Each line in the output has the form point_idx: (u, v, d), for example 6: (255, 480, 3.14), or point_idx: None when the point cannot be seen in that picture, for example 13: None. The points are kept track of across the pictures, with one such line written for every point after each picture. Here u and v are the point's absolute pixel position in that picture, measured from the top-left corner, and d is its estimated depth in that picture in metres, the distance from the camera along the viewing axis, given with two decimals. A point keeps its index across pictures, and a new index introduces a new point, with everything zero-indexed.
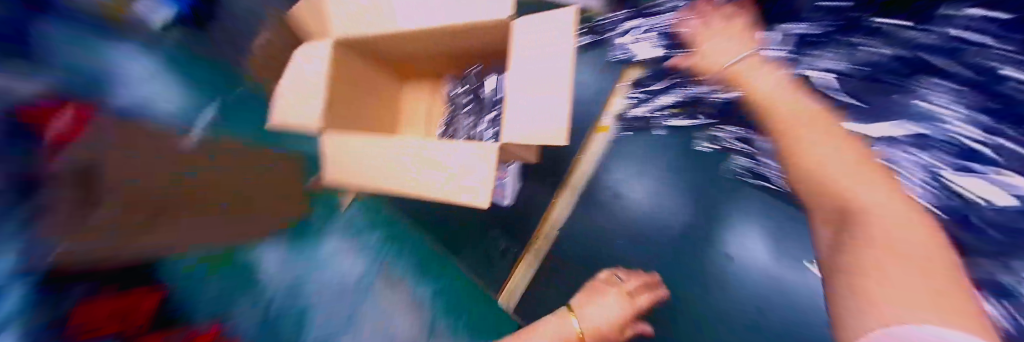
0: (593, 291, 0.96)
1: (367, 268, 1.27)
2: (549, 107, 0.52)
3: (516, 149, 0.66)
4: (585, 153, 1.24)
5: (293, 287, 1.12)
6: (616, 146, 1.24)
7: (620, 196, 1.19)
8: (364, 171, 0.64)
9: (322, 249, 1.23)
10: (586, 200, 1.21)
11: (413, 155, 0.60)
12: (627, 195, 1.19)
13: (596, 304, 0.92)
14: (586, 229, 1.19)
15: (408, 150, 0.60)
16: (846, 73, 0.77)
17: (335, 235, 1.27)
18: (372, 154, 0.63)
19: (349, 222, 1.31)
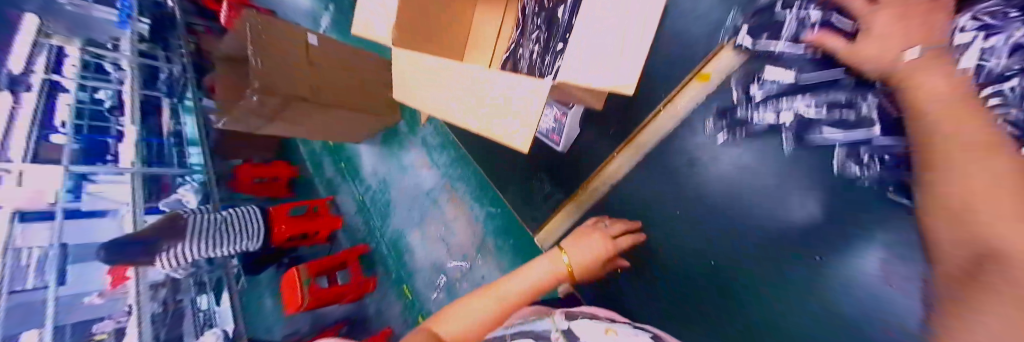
0: (582, 231, 0.60)
1: (434, 188, 1.54)
2: (616, 65, 0.41)
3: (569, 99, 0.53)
4: (673, 99, 0.63)
5: (384, 184, 1.71)
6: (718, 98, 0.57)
7: (697, 167, 0.58)
8: (433, 96, 0.55)
9: (402, 161, 1.66)
10: (649, 170, 0.65)
11: (476, 83, 0.45)
12: (710, 172, 0.56)
13: (578, 249, 0.55)
14: (628, 191, 0.69)
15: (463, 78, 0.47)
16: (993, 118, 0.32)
17: (411, 150, 1.63)
18: (443, 83, 0.51)
19: (425, 137, 1.60)
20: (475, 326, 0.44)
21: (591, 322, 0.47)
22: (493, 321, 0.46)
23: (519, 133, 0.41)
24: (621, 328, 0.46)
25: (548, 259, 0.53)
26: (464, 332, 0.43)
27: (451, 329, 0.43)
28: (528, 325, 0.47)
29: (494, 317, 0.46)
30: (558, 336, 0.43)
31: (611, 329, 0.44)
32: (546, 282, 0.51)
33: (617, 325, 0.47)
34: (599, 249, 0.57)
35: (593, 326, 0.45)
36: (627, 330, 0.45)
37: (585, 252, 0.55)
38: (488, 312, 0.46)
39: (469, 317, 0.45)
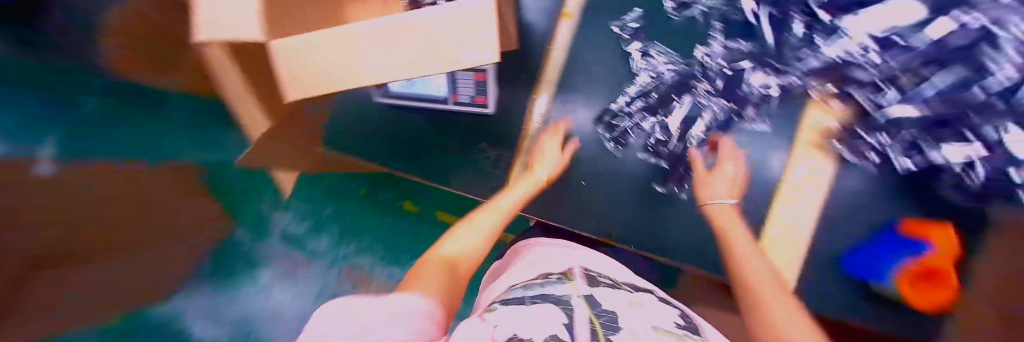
0: (538, 141, 0.53)
1: (330, 273, 0.47)
2: None
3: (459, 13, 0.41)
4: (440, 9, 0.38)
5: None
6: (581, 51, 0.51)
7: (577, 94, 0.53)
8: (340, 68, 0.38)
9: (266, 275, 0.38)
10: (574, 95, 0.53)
11: (430, 39, 0.37)
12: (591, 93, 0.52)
13: (544, 163, 0.51)
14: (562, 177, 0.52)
15: (372, 43, 0.36)
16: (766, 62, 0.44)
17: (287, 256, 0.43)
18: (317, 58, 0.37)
19: (292, 230, 0.46)
20: (472, 250, 0.41)
21: (609, 290, 0.38)
22: (492, 234, 0.44)
23: (475, 47, 0.38)
24: (644, 298, 0.38)
25: (526, 181, 0.51)
26: (469, 252, 0.41)
27: (454, 248, 0.40)
28: (547, 287, 0.38)
29: (485, 242, 0.43)
30: (581, 302, 0.35)
31: (638, 301, 0.36)
32: (519, 204, 0.49)
33: (637, 293, 0.39)
34: (557, 159, 0.51)
35: (615, 297, 0.37)
36: (660, 308, 0.36)
37: (553, 160, 0.51)
38: (489, 228, 0.44)
39: (472, 237, 0.42)
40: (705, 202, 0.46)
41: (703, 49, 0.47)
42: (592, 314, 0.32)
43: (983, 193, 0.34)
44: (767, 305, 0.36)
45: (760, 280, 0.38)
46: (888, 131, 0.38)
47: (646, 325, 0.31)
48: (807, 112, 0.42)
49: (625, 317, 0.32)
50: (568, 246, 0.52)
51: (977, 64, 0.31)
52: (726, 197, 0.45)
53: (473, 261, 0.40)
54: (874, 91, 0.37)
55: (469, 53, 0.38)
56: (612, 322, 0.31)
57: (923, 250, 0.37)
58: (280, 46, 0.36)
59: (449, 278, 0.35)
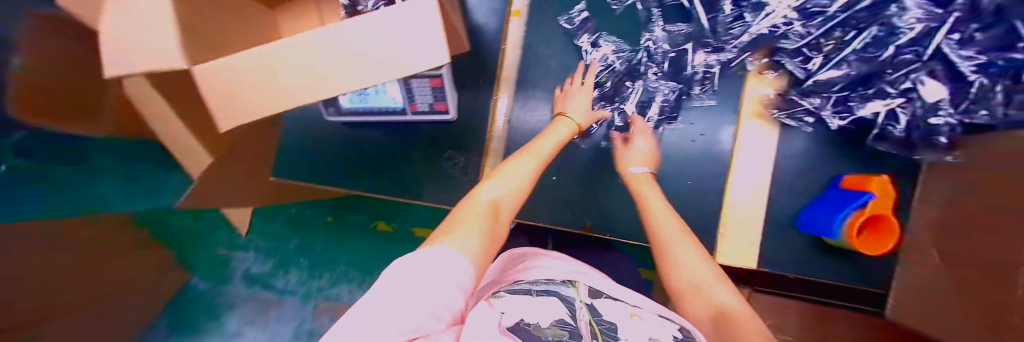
0: (563, 95, 0.49)
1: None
2: None
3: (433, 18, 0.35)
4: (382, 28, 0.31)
5: None
6: (546, 47, 0.52)
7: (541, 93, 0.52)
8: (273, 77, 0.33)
9: (232, 323, 0.79)
10: (531, 94, 0.52)
11: (369, 48, 0.33)
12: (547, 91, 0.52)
13: (573, 109, 0.46)
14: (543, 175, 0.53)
15: (324, 53, 0.32)
16: (713, 45, 0.45)
17: (262, 297, 0.85)
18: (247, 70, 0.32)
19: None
20: (514, 200, 0.35)
21: (610, 301, 0.35)
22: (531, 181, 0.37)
23: (422, 51, 0.32)
24: (648, 312, 0.33)
25: (559, 125, 0.44)
26: (508, 199, 0.34)
27: (498, 190, 0.34)
28: (552, 286, 0.35)
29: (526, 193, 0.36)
30: (583, 308, 0.32)
31: (637, 312, 0.32)
32: (560, 147, 0.41)
33: (643, 307, 0.35)
34: (587, 109, 0.46)
35: (615, 307, 0.34)
36: (657, 318, 0.32)
37: (581, 108, 0.46)
38: (532, 173, 0.37)
39: (513, 181, 0.35)
40: (625, 173, 0.47)
41: (647, 35, 0.49)
42: (593, 319, 0.30)
43: (907, 141, 0.37)
44: (669, 251, 0.38)
45: (667, 229, 0.39)
46: (821, 96, 0.40)
47: (642, 334, 0.28)
48: (748, 85, 0.47)
49: (627, 328, 0.29)
50: (575, 262, 0.45)
51: (886, 23, 0.33)
52: (639, 165, 0.47)
53: (513, 210, 0.35)
54: (804, 62, 0.40)
55: (420, 50, 0.32)
56: (613, 332, 0.28)
57: (865, 201, 0.38)
58: (221, 67, 0.32)
59: (489, 226, 0.30)
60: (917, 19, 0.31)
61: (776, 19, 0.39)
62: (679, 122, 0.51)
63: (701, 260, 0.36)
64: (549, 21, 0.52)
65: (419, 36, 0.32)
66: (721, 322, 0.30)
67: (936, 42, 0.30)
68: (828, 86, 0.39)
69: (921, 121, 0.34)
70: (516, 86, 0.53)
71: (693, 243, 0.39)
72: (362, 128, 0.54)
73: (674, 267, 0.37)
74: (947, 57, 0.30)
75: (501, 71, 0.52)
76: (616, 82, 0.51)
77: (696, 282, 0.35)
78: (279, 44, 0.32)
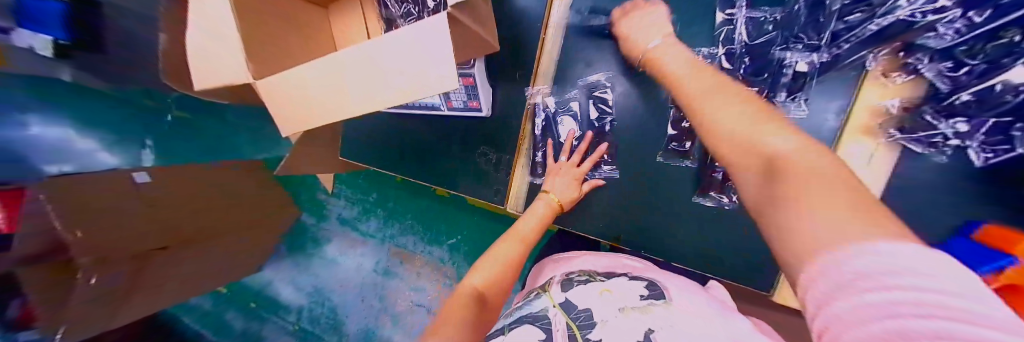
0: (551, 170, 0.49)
1: (380, 249, 0.87)
2: None
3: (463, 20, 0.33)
4: (384, 46, 0.30)
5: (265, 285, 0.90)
6: (591, 33, 0.46)
7: (585, 89, 0.47)
8: (310, 98, 0.35)
9: (331, 249, 0.91)
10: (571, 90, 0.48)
11: (373, 65, 0.32)
12: (593, 86, 0.47)
13: (556, 188, 0.47)
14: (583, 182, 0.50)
15: (353, 69, 0.32)
16: (815, 44, 0.35)
17: (349, 237, 0.90)
18: (289, 92, 0.35)
19: (344, 214, 0.91)
20: (498, 276, 0.40)
21: (580, 286, 0.34)
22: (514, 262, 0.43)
23: (420, 76, 0.31)
24: (614, 283, 0.34)
25: (539, 204, 0.47)
26: (491, 282, 0.40)
27: (481, 277, 0.39)
28: (523, 309, 0.34)
29: (504, 268, 0.41)
30: (557, 311, 0.31)
31: (606, 288, 0.33)
32: (540, 230, 0.46)
33: (609, 280, 0.35)
34: (570, 192, 0.47)
35: (584, 291, 0.33)
36: (625, 284, 0.33)
37: (566, 191, 0.47)
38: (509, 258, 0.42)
39: (492, 263, 0.41)
40: (645, 52, 0.36)
41: (723, 21, 0.39)
42: (569, 319, 0.30)
43: None
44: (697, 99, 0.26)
45: (684, 70, 0.29)
46: (965, 118, 0.30)
47: (613, 308, 0.29)
48: (863, 94, 0.35)
49: (603, 309, 0.30)
50: (586, 255, 0.46)
51: None
52: (654, 38, 0.36)
53: (499, 284, 0.40)
54: (951, 68, 0.29)
55: (439, 68, 0.29)
56: (589, 321, 0.29)
57: (1003, 266, 0.28)
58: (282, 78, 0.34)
59: (470, 309, 0.35)
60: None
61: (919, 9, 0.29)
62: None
63: (736, 103, 0.23)
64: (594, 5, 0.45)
65: (440, 52, 0.28)
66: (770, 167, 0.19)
67: None
68: (991, 109, 0.28)
69: None
70: (554, 80, 0.49)
71: (746, 99, 0.24)
72: (405, 119, 0.58)
73: (712, 121, 0.23)
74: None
75: (539, 65, 0.49)
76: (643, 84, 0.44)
77: (736, 128, 0.22)
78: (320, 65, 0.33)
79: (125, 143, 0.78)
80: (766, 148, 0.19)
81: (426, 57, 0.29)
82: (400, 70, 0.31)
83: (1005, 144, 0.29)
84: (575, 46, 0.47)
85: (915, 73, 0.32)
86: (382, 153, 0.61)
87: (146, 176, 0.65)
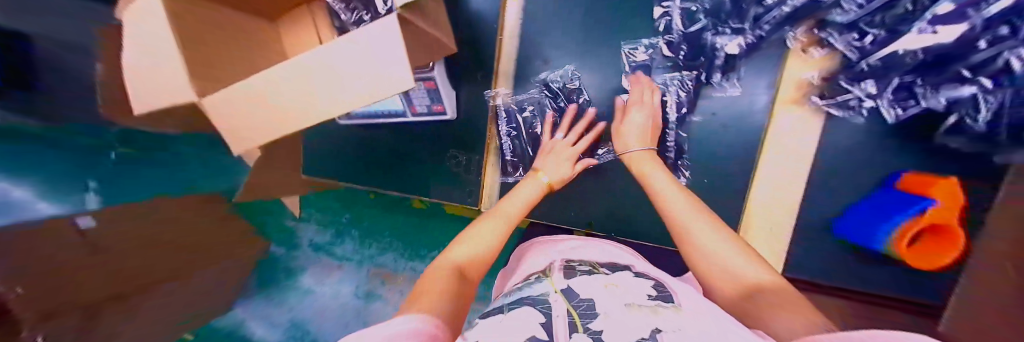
0: (545, 148, 0.47)
1: (358, 273, 0.70)
2: None
3: (418, 27, 0.33)
4: (332, 50, 0.30)
5: None
6: (548, 32, 0.48)
7: (546, 85, 0.49)
8: (262, 110, 0.34)
9: (306, 279, 0.67)
10: (533, 87, 0.50)
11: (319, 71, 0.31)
12: (555, 81, 0.49)
13: (550, 167, 0.44)
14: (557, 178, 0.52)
15: (302, 77, 0.31)
16: (739, 27, 0.38)
17: (323, 264, 0.70)
18: (242, 107, 0.33)
19: (318, 240, 0.72)
20: (480, 253, 0.35)
21: (584, 278, 0.30)
22: (498, 244, 0.37)
23: (376, 79, 0.31)
24: (620, 278, 0.30)
25: (527, 184, 0.44)
26: (475, 259, 0.35)
27: (463, 254, 0.35)
28: (521, 291, 0.30)
29: (495, 250, 0.36)
30: (559, 297, 0.27)
31: (612, 282, 0.29)
32: (529, 208, 0.42)
33: (614, 274, 0.31)
34: (565, 171, 0.44)
35: (588, 283, 0.29)
36: (632, 280, 0.30)
37: (561, 169, 0.44)
38: (499, 235, 0.38)
39: (478, 241, 0.36)
40: (626, 153, 0.43)
41: (661, 13, 0.42)
42: (569, 305, 0.25)
43: (990, 136, 0.31)
44: (671, 210, 0.36)
45: (681, 207, 0.35)
46: (873, 80, 0.34)
47: (618, 304, 0.24)
48: (788, 66, 0.38)
49: (607, 302, 0.25)
50: (573, 239, 0.44)
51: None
52: (641, 144, 0.42)
53: (484, 266, 0.35)
54: (857, 38, 0.33)
55: (396, 70, 0.29)
56: (592, 310, 0.24)
57: (924, 208, 0.33)
58: (234, 90, 0.31)
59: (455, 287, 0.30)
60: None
61: None
62: (698, 114, 0.43)
63: (709, 227, 0.33)
64: (548, 7, 0.47)
65: (393, 56, 0.29)
66: (751, 295, 0.27)
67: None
68: (896, 70, 0.32)
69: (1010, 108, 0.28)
70: (516, 80, 0.50)
71: (716, 227, 0.33)
72: (371, 129, 0.57)
73: (698, 250, 0.32)
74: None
75: (498, 64, 0.50)
76: (605, 76, 0.47)
77: (713, 252, 0.31)
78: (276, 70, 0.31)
79: (67, 189, 0.40)
80: (743, 277, 0.28)
81: (381, 60, 0.30)
82: (354, 74, 0.31)
83: (904, 101, 0.34)
84: (533, 46, 0.49)
85: (829, 46, 0.35)
86: (351, 167, 0.60)
87: (92, 220, 0.39)
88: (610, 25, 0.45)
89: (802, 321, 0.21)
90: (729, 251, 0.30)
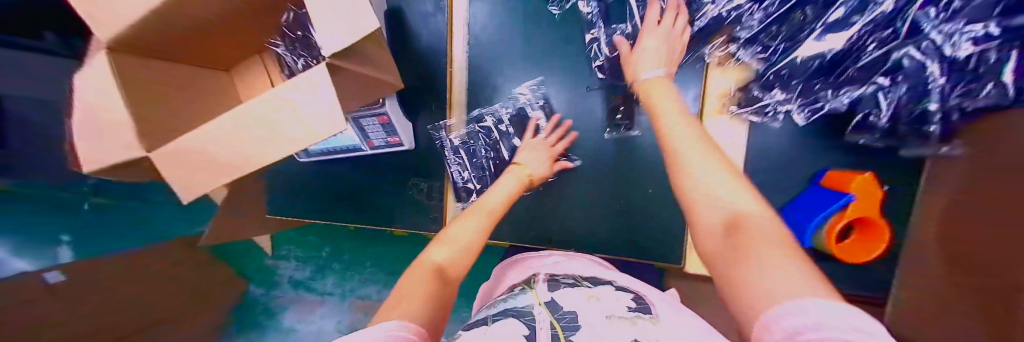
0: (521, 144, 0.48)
1: (342, 308, 0.69)
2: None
3: (368, 73, 0.36)
4: (277, 96, 0.30)
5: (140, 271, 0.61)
6: (497, 62, 0.51)
7: (496, 111, 0.51)
8: (211, 159, 0.35)
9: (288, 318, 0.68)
10: (486, 115, 0.52)
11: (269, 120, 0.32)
12: (508, 106, 0.51)
13: (528, 160, 0.45)
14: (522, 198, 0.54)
15: (244, 127, 0.32)
16: None
17: (305, 301, 0.71)
18: (188, 157, 0.34)
19: (297, 276, 0.73)
20: (468, 249, 0.31)
21: (568, 290, 0.28)
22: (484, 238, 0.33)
23: (320, 119, 0.31)
24: (603, 291, 0.27)
25: (510, 177, 0.42)
26: (461, 256, 0.30)
27: (448, 251, 0.30)
28: (507, 301, 0.27)
29: (480, 242, 0.33)
30: (541, 310, 0.24)
31: (594, 294, 0.26)
32: (508, 202, 0.39)
33: (596, 287, 0.29)
34: (542, 167, 0.45)
35: (570, 294, 0.27)
36: (615, 292, 0.27)
37: (536, 164, 0.45)
38: (481, 232, 0.34)
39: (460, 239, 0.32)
40: (638, 79, 0.34)
41: (591, 40, 0.45)
42: (552, 318, 0.22)
43: (891, 132, 0.34)
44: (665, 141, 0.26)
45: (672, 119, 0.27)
46: (781, 89, 0.36)
47: (599, 316, 0.22)
48: (711, 77, 0.43)
49: (590, 314, 0.22)
50: (557, 257, 0.42)
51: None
52: (655, 67, 0.33)
53: (467, 267, 0.30)
54: (761, 51, 0.36)
55: (325, 107, 0.30)
56: (574, 323, 0.21)
57: (846, 205, 0.35)
58: (179, 145, 0.33)
59: (438, 288, 0.25)
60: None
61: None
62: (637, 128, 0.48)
63: (707, 155, 0.23)
64: (492, 40, 0.50)
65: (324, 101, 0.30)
66: (732, 237, 0.18)
67: (912, 13, 0.25)
68: (799, 78, 0.34)
69: (915, 105, 0.30)
70: (468, 108, 0.53)
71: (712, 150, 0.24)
72: (334, 166, 0.58)
73: (686, 178, 0.22)
74: (927, 37, 0.25)
75: (451, 94, 0.52)
76: (551, 98, 0.50)
77: (706, 188, 0.21)
78: (237, 113, 0.31)
79: (41, 245, 0.50)
80: (729, 211, 0.19)
81: (320, 99, 0.30)
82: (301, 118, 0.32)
83: (813, 108, 0.37)
84: (483, 76, 0.51)
85: (733, 61, 0.40)
86: (318, 203, 0.60)
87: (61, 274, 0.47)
88: (552, 52, 0.49)
89: (779, 274, 0.14)
90: (711, 177, 0.21)
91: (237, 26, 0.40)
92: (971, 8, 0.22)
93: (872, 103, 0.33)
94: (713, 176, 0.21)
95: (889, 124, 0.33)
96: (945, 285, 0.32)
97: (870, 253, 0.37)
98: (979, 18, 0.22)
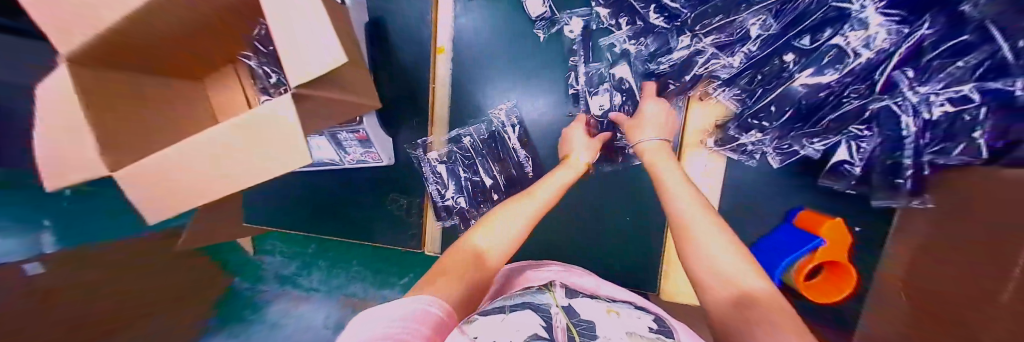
0: (567, 133, 0.45)
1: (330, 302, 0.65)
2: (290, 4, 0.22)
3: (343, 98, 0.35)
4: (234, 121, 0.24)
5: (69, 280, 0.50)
6: (480, 81, 0.50)
7: (476, 131, 0.51)
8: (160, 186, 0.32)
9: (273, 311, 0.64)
10: (467, 133, 0.51)
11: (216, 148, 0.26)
12: (490, 126, 0.51)
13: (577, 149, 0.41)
14: None
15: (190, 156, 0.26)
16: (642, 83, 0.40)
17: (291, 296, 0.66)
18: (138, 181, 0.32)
19: (284, 271, 0.68)
20: (512, 239, 0.29)
21: (587, 301, 0.29)
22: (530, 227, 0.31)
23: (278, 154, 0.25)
24: (620, 307, 0.28)
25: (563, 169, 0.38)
26: (501, 246, 0.29)
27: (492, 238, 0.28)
28: (524, 296, 0.28)
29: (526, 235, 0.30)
30: (559, 311, 0.25)
31: (613, 309, 0.27)
32: (562, 194, 0.35)
33: (615, 304, 0.29)
34: (592, 145, 0.42)
35: (590, 305, 0.27)
36: (634, 311, 0.27)
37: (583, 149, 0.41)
38: (526, 222, 0.30)
39: (511, 224, 0.30)
40: (637, 142, 0.38)
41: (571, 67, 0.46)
42: (569, 321, 0.23)
43: (865, 179, 0.34)
44: (670, 196, 0.30)
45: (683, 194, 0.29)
46: (759, 132, 0.36)
47: (619, 330, 0.22)
48: (693, 111, 0.42)
49: (609, 326, 0.23)
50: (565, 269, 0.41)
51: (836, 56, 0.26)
52: (656, 134, 0.37)
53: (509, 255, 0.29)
54: (738, 94, 0.36)
55: (284, 141, 0.25)
56: (592, 331, 0.22)
57: (816, 247, 0.35)
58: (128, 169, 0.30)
59: (471, 274, 0.25)
60: (885, 47, 0.24)
61: (708, 36, 0.33)
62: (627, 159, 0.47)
63: (721, 233, 0.25)
64: (477, 59, 0.49)
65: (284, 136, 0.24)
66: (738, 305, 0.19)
67: (886, 74, 0.25)
68: (773, 124, 0.34)
69: (886, 157, 0.30)
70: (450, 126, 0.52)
71: (718, 224, 0.26)
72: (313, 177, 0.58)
73: (695, 247, 0.25)
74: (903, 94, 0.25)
75: (433, 108, 0.51)
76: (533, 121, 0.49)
77: (714, 258, 0.23)
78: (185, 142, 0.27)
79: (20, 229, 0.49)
80: (735, 283, 0.21)
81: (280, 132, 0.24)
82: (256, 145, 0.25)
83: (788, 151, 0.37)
84: (468, 94, 0.50)
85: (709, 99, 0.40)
86: (298, 214, 0.61)
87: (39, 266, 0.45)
88: (537, 75, 0.48)
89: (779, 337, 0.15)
90: (719, 249, 0.24)
91: (202, 40, 0.39)
92: (953, 69, 0.22)
93: (849, 150, 0.33)
94: (719, 246, 0.24)
95: (863, 171, 0.33)
96: (906, 325, 0.33)
97: (835, 294, 0.37)
98: (957, 81, 0.22)
